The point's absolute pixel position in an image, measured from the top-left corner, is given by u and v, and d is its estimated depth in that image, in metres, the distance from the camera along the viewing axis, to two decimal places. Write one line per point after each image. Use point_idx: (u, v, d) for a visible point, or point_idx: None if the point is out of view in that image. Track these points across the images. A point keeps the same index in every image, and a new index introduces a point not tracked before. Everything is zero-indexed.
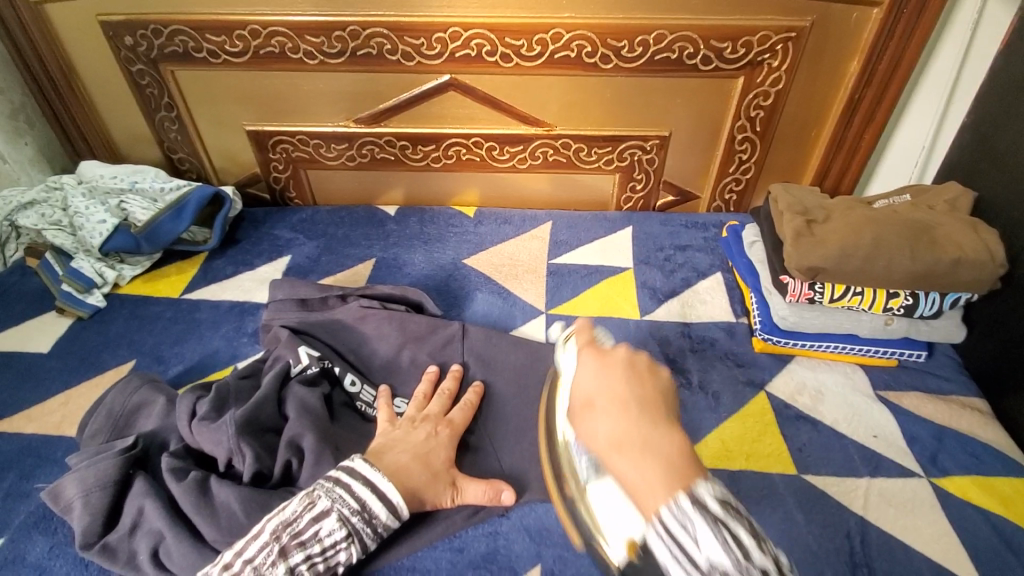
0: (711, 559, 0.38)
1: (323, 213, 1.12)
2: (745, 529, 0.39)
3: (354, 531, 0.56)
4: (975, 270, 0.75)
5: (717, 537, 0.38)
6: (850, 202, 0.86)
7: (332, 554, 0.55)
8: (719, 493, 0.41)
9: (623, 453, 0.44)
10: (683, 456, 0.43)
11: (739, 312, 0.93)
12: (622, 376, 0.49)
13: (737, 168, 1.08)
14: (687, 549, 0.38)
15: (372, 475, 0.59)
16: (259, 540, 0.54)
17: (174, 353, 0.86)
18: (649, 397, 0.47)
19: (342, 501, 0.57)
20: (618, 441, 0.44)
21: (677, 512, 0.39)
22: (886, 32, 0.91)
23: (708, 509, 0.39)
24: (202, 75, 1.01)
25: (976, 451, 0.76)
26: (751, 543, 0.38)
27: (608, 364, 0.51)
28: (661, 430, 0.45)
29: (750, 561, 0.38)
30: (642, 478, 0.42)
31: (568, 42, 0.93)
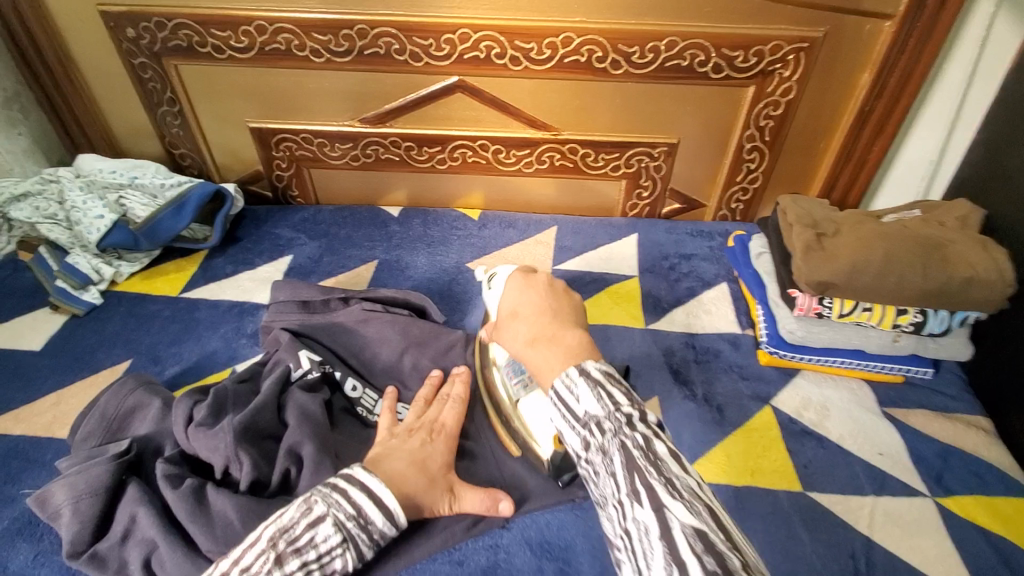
0: (587, 409, 0.49)
1: (325, 212, 1.10)
2: (620, 390, 0.49)
3: (350, 536, 0.54)
4: (985, 289, 0.75)
5: (592, 393, 0.49)
6: (861, 216, 0.85)
7: (329, 561, 0.52)
8: (605, 367, 0.51)
9: (536, 345, 0.57)
10: (580, 345, 0.55)
11: (745, 324, 0.92)
12: (539, 295, 0.64)
13: (745, 177, 1.07)
14: (570, 403, 0.50)
15: (369, 481, 0.57)
16: (254, 548, 0.51)
17: (170, 353, 0.84)
18: (562, 310, 0.61)
19: (338, 506, 0.54)
20: (534, 338, 0.57)
21: (565, 378, 0.51)
22: (898, 46, 0.90)
23: (591, 376, 0.50)
24: (205, 70, 0.99)
25: (982, 471, 0.75)
26: (621, 398, 0.48)
27: (532, 287, 0.65)
28: (566, 329, 0.58)
29: (617, 408, 0.47)
30: (546, 362, 0.54)
31: (578, 46, 0.92)
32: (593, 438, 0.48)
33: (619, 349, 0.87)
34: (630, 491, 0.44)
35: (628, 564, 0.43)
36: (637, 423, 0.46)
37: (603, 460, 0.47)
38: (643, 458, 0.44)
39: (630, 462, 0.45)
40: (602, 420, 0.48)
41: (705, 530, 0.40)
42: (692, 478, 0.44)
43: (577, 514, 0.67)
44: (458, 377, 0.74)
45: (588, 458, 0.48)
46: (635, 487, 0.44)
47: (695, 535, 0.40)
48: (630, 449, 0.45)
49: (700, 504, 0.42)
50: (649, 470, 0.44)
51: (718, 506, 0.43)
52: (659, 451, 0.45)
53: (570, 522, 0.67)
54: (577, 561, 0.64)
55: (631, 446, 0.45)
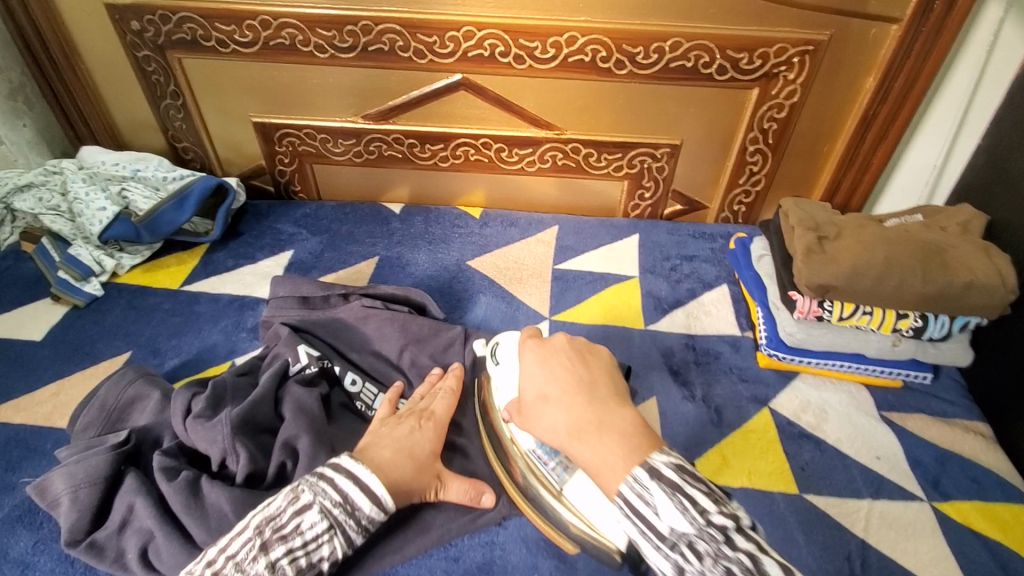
0: (673, 526, 0.47)
1: (327, 208, 1.10)
2: (702, 494, 0.48)
3: (336, 523, 0.54)
4: (986, 294, 0.74)
5: (674, 505, 0.48)
6: (862, 220, 0.85)
7: (316, 547, 0.53)
8: (674, 460, 0.51)
9: (583, 439, 0.54)
10: (634, 426, 0.54)
11: (745, 326, 0.92)
12: (565, 366, 0.60)
13: (748, 179, 1.07)
14: (652, 519, 0.48)
15: (356, 469, 0.57)
16: (242, 536, 0.52)
17: (170, 345, 0.85)
18: (598, 381, 0.58)
19: (324, 494, 0.55)
20: (578, 429, 0.54)
21: (639, 489, 0.49)
22: (903, 50, 0.90)
23: (666, 479, 0.49)
24: (209, 64, 0.99)
25: (979, 476, 0.75)
26: (707, 505, 0.47)
27: (552, 360, 0.61)
28: (612, 408, 0.56)
29: (708, 522, 0.47)
30: (605, 460, 0.52)
31: (582, 46, 0.92)
32: (688, 561, 0.46)
33: (619, 350, 0.87)
34: None
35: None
36: (735, 537, 0.46)
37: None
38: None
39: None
40: (695, 540, 0.47)
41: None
42: None
43: None
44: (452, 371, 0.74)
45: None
46: None
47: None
48: (735, 569, 0.44)
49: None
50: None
51: None
52: (767, 569, 0.44)
53: None
54: (573, 560, 0.64)
55: (734, 566, 0.44)
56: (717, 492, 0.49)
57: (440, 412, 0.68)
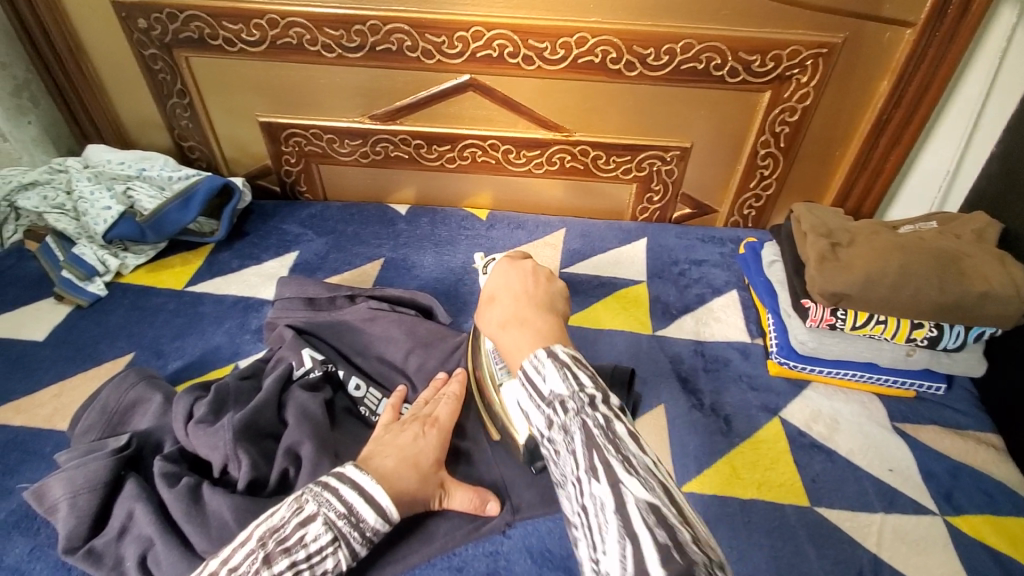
0: (552, 390, 0.45)
1: (332, 209, 1.09)
2: (586, 372, 0.45)
3: (341, 535, 0.53)
4: (1003, 305, 0.73)
5: (559, 373, 0.45)
6: (876, 226, 0.84)
7: (320, 559, 0.51)
8: (572, 350, 0.48)
9: (506, 329, 0.54)
10: (551, 329, 0.53)
11: (755, 333, 0.91)
12: (521, 277, 0.61)
13: (758, 183, 1.05)
14: (537, 384, 0.46)
15: (360, 479, 0.56)
16: (242, 548, 0.50)
17: (173, 347, 0.84)
18: (540, 295, 0.58)
19: (329, 505, 0.54)
20: (505, 321, 0.55)
21: (532, 358, 0.48)
22: (917, 55, 0.88)
23: (558, 357, 0.47)
24: (216, 62, 0.98)
25: (995, 491, 0.73)
26: (585, 377, 0.45)
27: (516, 269, 0.62)
28: (541, 313, 0.55)
29: (581, 388, 0.44)
30: (516, 346, 0.52)
31: (592, 47, 0.91)
32: (556, 417, 0.44)
33: (626, 356, 0.86)
34: (587, 469, 0.40)
35: (584, 541, 0.41)
36: (600, 404, 0.43)
37: (565, 440, 0.43)
38: (602, 436, 0.41)
39: (589, 439, 0.41)
40: (566, 400, 0.44)
41: (659, 507, 0.37)
42: (654, 458, 0.41)
43: None
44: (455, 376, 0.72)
45: (551, 437, 0.45)
46: (592, 465, 0.40)
47: (649, 509, 0.37)
48: (591, 427, 0.41)
49: (655, 483, 0.39)
50: (607, 447, 0.40)
51: (675, 486, 0.40)
52: (619, 430, 0.41)
53: (572, 531, 0.66)
54: (578, 571, 0.63)
55: (592, 426, 0.42)
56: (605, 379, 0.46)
57: (444, 418, 0.67)
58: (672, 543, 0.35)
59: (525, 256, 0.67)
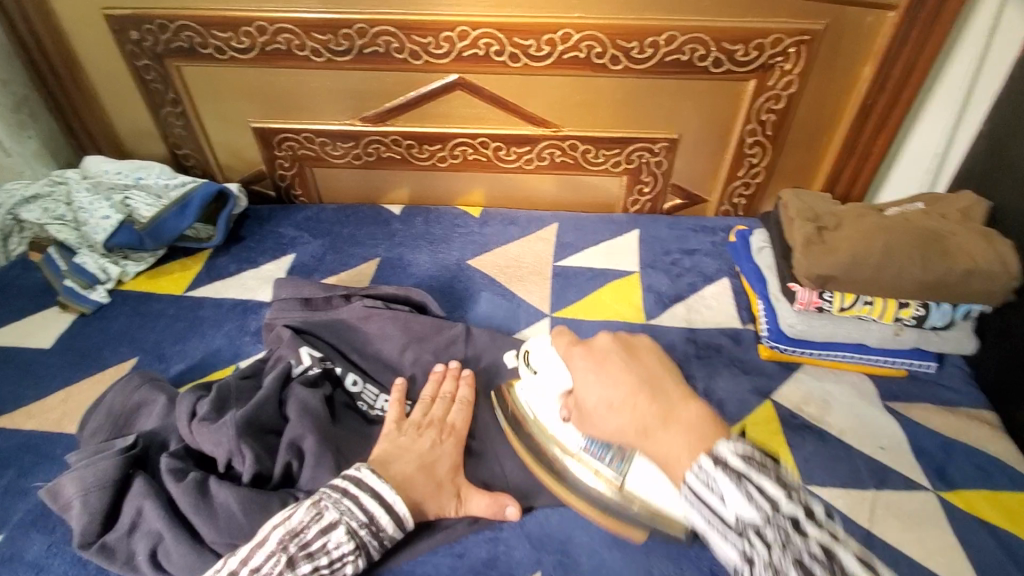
0: (739, 513, 0.43)
1: (327, 211, 1.11)
2: (771, 480, 0.44)
3: (362, 543, 0.56)
4: (985, 280, 0.74)
5: (739, 491, 0.44)
6: (862, 209, 0.85)
7: (339, 565, 0.55)
8: (743, 449, 0.46)
9: (652, 433, 0.52)
10: (702, 421, 0.51)
11: (746, 318, 0.92)
12: (621, 369, 0.57)
13: (747, 172, 1.07)
14: (718, 507, 0.45)
15: (379, 487, 0.58)
16: (264, 549, 0.54)
17: (176, 350, 0.86)
18: (656, 379, 0.56)
19: (349, 513, 0.56)
20: (643, 426, 0.53)
21: (699, 474, 0.47)
22: (901, 38, 0.89)
23: (731, 468, 0.45)
24: (207, 71, 1.00)
25: (986, 465, 0.74)
26: (775, 492, 0.43)
27: (608, 361, 0.59)
28: (672, 403, 0.53)
29: (778, 512, 0.42)
30: (672, 452, 0.50)
31: (577, 42, 0.92)
32: (753, 550, 0.42)
33: None
34: None
35: None
36: (807, 527, 0.42)
37: None
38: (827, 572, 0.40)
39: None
40: (763, 529, 0.42)
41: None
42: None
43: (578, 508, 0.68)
44: (462, 379, 0.74)
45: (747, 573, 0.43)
46: None
47: None
48: (807, 560, 0.40)
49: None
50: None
51: None
52: (842, 559, 0.40)
53: (570, 516, 0.67)
54: (577, 555, 0.64)
55: (807, 557, 0.40)
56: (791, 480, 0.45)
57: (453, 422, 0.69)
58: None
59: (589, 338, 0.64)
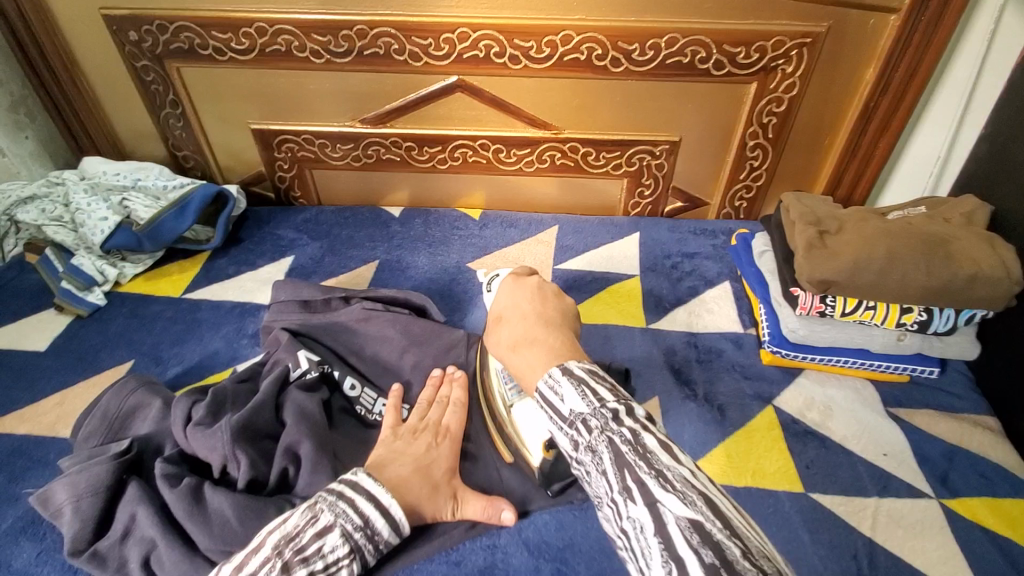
0: (572, 408, 0.48)
1: (326, 213, 1.10)
2: (604, 387, 0.49)
3: (357, 547, 0.54)
4: (990, 287, 0.73)
5: (577, 392, 0.49)
6: (865, 213, 0.84)
7: (334, 571, 0.52)
8: (589, 366, 0.52)
9: (519, 349, 0.61)
10: (561, 345, 0.59)
11: (747, 323, 0.91)
12: (529, 297, 0.69)
13: (748, 175, 1.06)
14: (557, 405, 0.50)
15: (375, 490, 0.57)
16: (259, 555, 0.51)
17: (173, 353, 0.85)
18: (548, 313, 0.66)
19: (345, 516, 0.54)
20: (517, 342, 0.62)
21: (549, 379, 0.52)
22: (904, 40, 0.88)
23: (574, 375, 0.51)
24: (207, 72, 1.00)
25: (989, 472, 0.74)
26: (606, 394, 0.48)
27: (521, 290, 0.71)
28: (550, 330, 0.62)
29: (602, 405, 0.47)
30: (528, 363, 0.58)
31: (578, 44, 0.91)
32: (581, 437, 0.47)
33: (620, 348, 0.87)
34: (621, 488, 0.42)
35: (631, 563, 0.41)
36: (624, 419, 0.46)
37: (593, 460, 0.46)
38: (632, 453, 0.43)
39: (619, 457, 0.43)
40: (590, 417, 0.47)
41: (700, 521, 0.38)
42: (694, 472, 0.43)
43: (576, 515, 0.67)
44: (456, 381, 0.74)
45: (579, 458, 0.48)
46: (625, 483, 0.42)
47: (690, 528, 0.38)
48: (619, 444, 0.44)
49: (694, 494, 0.40)
50: (638, 463, 0.43)
51: (726, 496, 0.41)
52: (647, 443, 0.44)
53: (568, 522, 0.66)
54: (574, 562, 0.63)
55: (619, 441, 0.44)
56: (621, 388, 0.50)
57: (455, 428, 0.68)
58: (718, 560, 0.36)
59: (529, 275, 0.76)
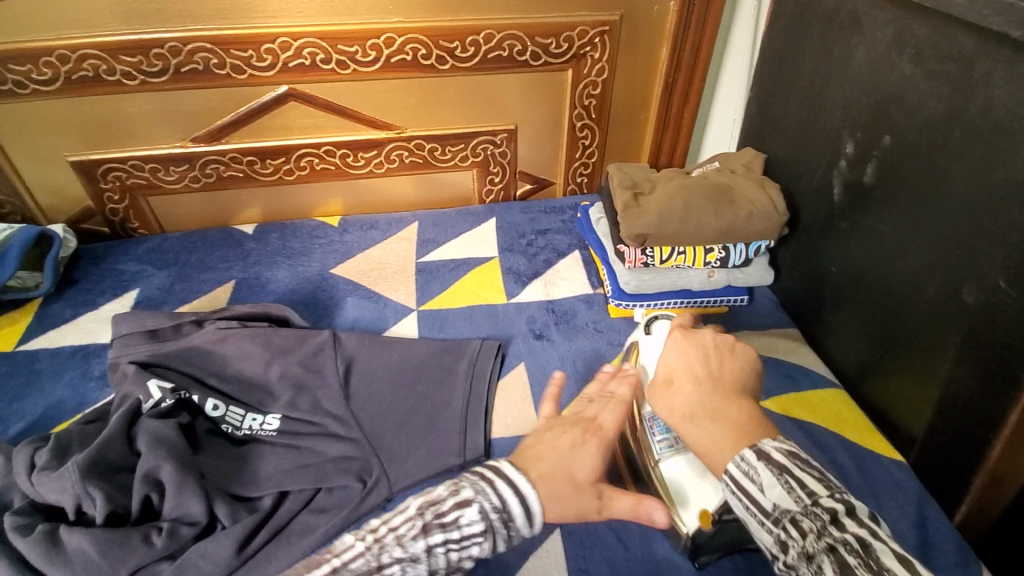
0: (777, 502, 0.48)
1: (172, 240, 1.06)
2: (810, 476, 0.49)
3: (491, 528, 0.53)
4: (764, 220, 0.87)
5: (779, 483, 0.49)
6: (671, 174, 0.97)
7: (467, 543, 0.52)
8: (786, 447, 0.51)
9: (697, 420, 0.57)
10: (747, 418, 0.55)
11: (595, 284, 1.02)
12: (701, 356, 0.62)
13: (583, 153, 1.17)
14: (756, 494, 0.50)
15: (515, 477, 0.55)
16: (404, 514, 0.54)
17: (7, 411, 0.78)
18: (725, 377, 0.60)
19: (484, 494, 0.54)
20: (693, 411, 0.57)
21: (741, 463, 0.51)
22: (684, 22, 1.02)
23: (774, 461, 0.50)
24: (9, 108, 0.92)
25: (791, 373, 0.89)
26: (815, 488, 0.48)
27: (695, 347, 0.64)
28: (731, 399, 0.57)
29: (814, 503, 0.47)
30: (713, 438, 0.55)
31: (402, 46, 0.96)
32: (791, 540, 0.47)
33: (485, 325, 0.93)
34: None
35: None
36: (843, 522, 0.46)
37: (808, 565, 0.46)
38: (862, 567, 0.44)
39: (846, 570, 0.44)
40: (799, 518, 0.47)
41: None
42: None
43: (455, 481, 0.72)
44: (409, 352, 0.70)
45: (789, 563, 0.47)
46: None
47: None
48: (844, 554, 0.44)
49: None
50: None
51: None
52: (879, 557, 0.44)
53: None
54: None
55: (842, 547, 0.45)
56: (829, 478, 0.49)
57: None
58: None
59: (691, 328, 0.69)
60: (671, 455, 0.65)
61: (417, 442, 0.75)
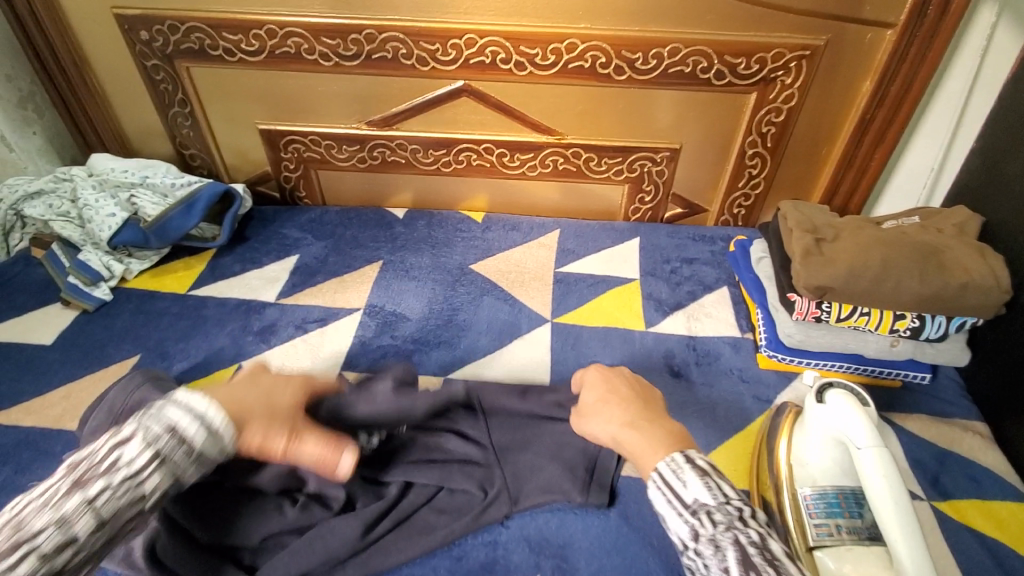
0: (697, 496, 0.52)
1: (330, 214, 1.12)
2: (727, 484, 0.53)
3: (161, 454, 0.52)
4: (981, 294, 0.75)
5: (702, 481, 0.53)
6: (860, 222, 0.86)
7: (136, 481, 0.51)
8: (706, 459, 0.56)
9: (633, 427, 0.61)
10: (676, 433, 0.60)
11: (744, 328, 0.93)
12: (626, 381, 0.69)
13: (747, 183, 1.08)
14: (678, 489, 0.53)
15: (188, 398, 0.57)
16: (54, 479, 0.50)
17: (178, 349, 0.86)
18: (649, 396, 0.66)
19: (144, 427, 0.53)
20: (629, 420, 0.62)
21: (670, 463, 0.55)
22: (899, 54, 0.91)
23: (697, 466, 0.55)
24: (216, 73, 1.01)
25: (978, 476, 0.75)
26: (729, 491, 0.53)
27: (616, 374, 0.70)
28: (664, 416, 0.63)
29: (727, 501, 0.51)
30: (644, 446, 0.59)
31: (582, 52, 0.93)
32: (703, 529, 0.50)
33: (620, 351, 0.88)
34: None
35: None
36: (748, 520, 0.50)
37: (714, 553, 0.49)
38: (759, 556, 0.47)
39: (746, 557, 0.47)
40: (714, 511, 0.51)
41: None
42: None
43: (576, 514, 0.68)
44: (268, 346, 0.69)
45: (697, 550, 0.50)
46: None
47: None
48: (746, 545, 0.48)
49: None
50: (764, 566, 0.46)
51: None
52: (773, 549, 0.48)
53: (569, 521, 0.68)
54: (575, 560, 0.65)
55: (748, 541, 0.48)
56: None
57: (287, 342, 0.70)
58: None
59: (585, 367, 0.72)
60: (829, 545, 0.60)
61: (545, 458, 0.71)
